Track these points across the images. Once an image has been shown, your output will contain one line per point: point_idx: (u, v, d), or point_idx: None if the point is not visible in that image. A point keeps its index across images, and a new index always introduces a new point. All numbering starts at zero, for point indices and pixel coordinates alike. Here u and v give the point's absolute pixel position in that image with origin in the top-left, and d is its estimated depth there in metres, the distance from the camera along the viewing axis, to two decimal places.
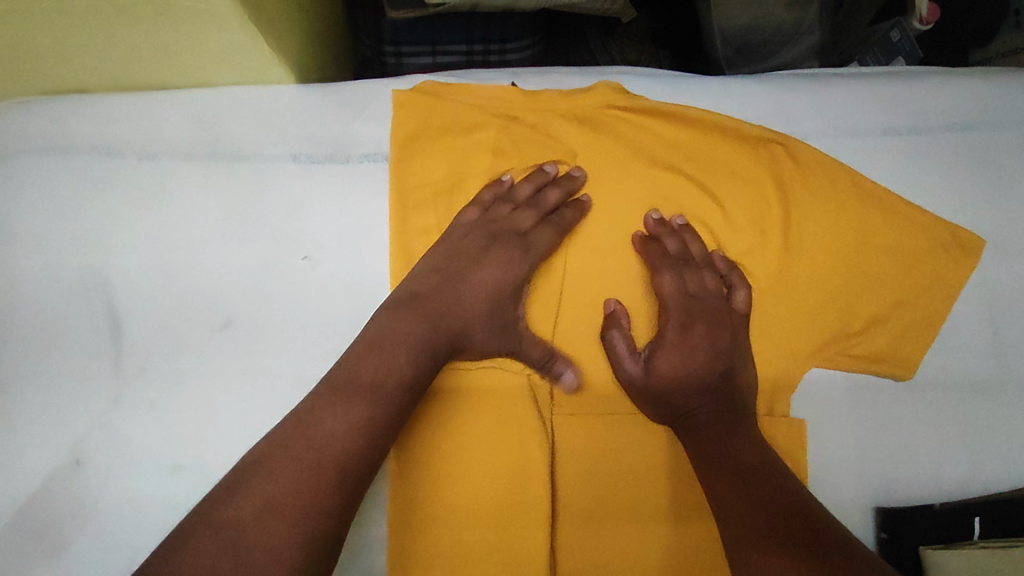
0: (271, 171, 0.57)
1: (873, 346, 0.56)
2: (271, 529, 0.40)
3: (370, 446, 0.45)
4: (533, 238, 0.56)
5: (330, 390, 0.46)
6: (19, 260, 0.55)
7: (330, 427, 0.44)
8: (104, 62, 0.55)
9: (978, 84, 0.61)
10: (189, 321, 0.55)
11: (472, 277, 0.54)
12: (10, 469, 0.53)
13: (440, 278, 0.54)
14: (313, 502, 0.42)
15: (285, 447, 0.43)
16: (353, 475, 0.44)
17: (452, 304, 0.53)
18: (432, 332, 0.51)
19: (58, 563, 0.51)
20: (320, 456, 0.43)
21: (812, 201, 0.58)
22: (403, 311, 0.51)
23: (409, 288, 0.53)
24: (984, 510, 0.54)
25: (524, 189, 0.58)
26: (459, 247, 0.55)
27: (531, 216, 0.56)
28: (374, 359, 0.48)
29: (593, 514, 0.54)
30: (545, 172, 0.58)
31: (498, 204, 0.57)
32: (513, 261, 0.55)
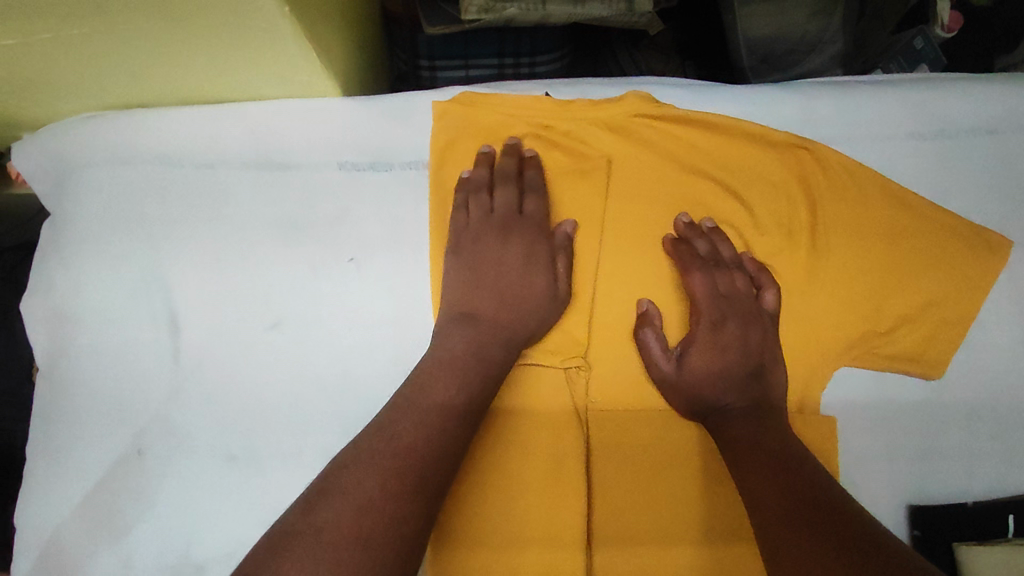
0: (317, 178, 0.60)
1: (901, 346, 0.57)
2: (375, 517, 0.42)
3: (453, 454, 0.48)
4: (529, 211, 0.60)
5: (417, 387, 0.51)
6: (87, 265, 0.59)
7: (412, 425, 0.48)
8: (166, 78, 0.58)
9: (1003, 88, 0.62)
10: (243, 321, 0.58)
11: (519, 290, 0.58)
12: (79, 459, 0.56)
13: (484, 291, 0.58)
14: (415, 480, 0.45)
15: (384, 437, 0.47)
16: (438, 472, 0.47)
17: (507, 317, 0.57)
18: (497, 337, 0.55)
19: (121, 549, 0.55)
20: (416, 442, 0.47)
21: (838, 204, 0.59)
22: (466, 328, 0.55)
23: (457, 309, 0.56)
24: (1015, 508, 0.54)
25: (480, 173, 0.61)
26: (479, 255, 0.59)
27: (512, 192, 0.60)
28: (445, 372, 0.52)
29: (628, 508, 0.55)
30: (485, 152, 0.61)
31: (475, 195, 0.60)
32: (531, 240, 0.59)
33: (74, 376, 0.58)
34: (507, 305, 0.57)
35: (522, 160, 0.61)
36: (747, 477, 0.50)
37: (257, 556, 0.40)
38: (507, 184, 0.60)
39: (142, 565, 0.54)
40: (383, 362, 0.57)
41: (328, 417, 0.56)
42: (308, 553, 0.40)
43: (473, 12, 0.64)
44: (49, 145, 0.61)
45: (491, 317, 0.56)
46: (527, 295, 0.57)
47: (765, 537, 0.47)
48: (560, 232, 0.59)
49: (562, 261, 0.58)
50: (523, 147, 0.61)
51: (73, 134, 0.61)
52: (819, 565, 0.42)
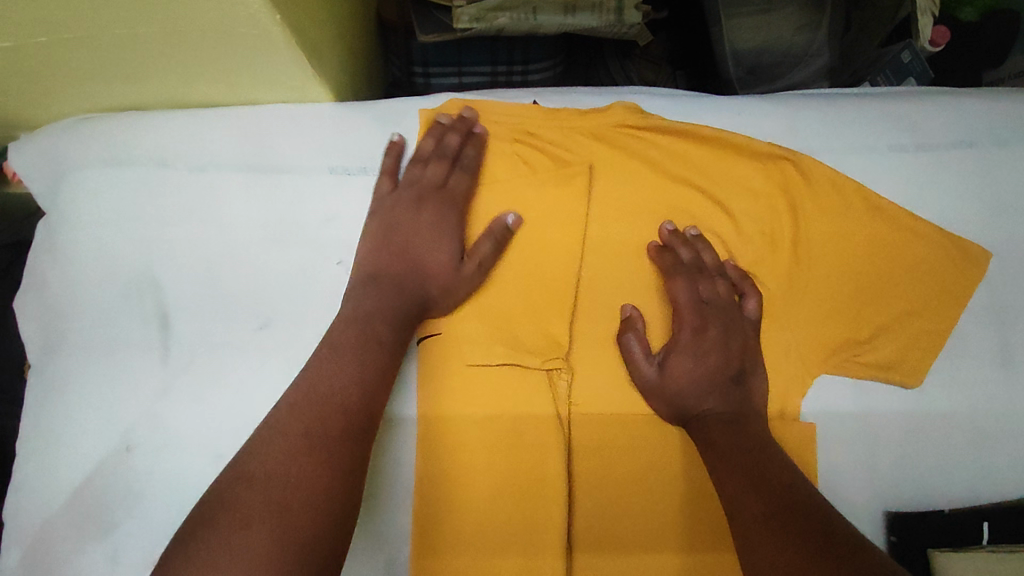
0: (307, 181, 0.61)
1: (880, 354, 0.58)
2: (300, 465, 0.45)
3: (369, 401, 0.50)
4: (453, 184, 0.60)
5: (323, 355, 0.51)
6: (79, 264, 0.60)
7: (331, 374, 0.50)
8: (163, 83, 0.60)
9: (983, 104, 0.64)
10: (231, 320, 0.59)
11: (421, 254, 0.59)
12: (67, 455, 0.57)
13: (387, 257, 0.58)
14: (327, 441, 0.46)
15: (288, 411, 0.48)
16: (357, 412, 0.49)
17: (405, 279, 0.57)
18: (398, 301, 0.56)
19: (108, 545, 0.55)
20: (321, 411, 0.48)
21: (819, 214, 0.60)
22: (372, 290, 0.56)
23: (366, 268, 0.58)
24: (992, 515, 0.56)
25: (427, 143, 0.61)
26: (392, 220, 0.59)
27: (442, 167, 0.60)
28: (355, 327, 0.53)
29: (609, 511, 0.56)
30: (441, 122, 0.61)
31: (411, 166, 0.61)
32: (443, 211, 0.60)
33: (63, 373, 0.59)
34: (405, 279, 0.57)
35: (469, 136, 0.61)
36: (726, 482, 0.51)
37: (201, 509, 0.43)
38: (440, 158, 0.60)
39: (128, 560, 0.55)
40: None
41: None
42: (244, 502, 0.43)
43: (465, 21, 0.65)
44: (46, 145, 0.63)
45: (393, 286, 0.57)
46: (425, 270, 0.58)
47: (740, 538, 0.48)
48: (499, 222, 0.59)
49: (486, 244, 0.58)
50: (475, 123, 0.62)
51: (69, 136, 0.62)
52: (795, 570, 0.43)
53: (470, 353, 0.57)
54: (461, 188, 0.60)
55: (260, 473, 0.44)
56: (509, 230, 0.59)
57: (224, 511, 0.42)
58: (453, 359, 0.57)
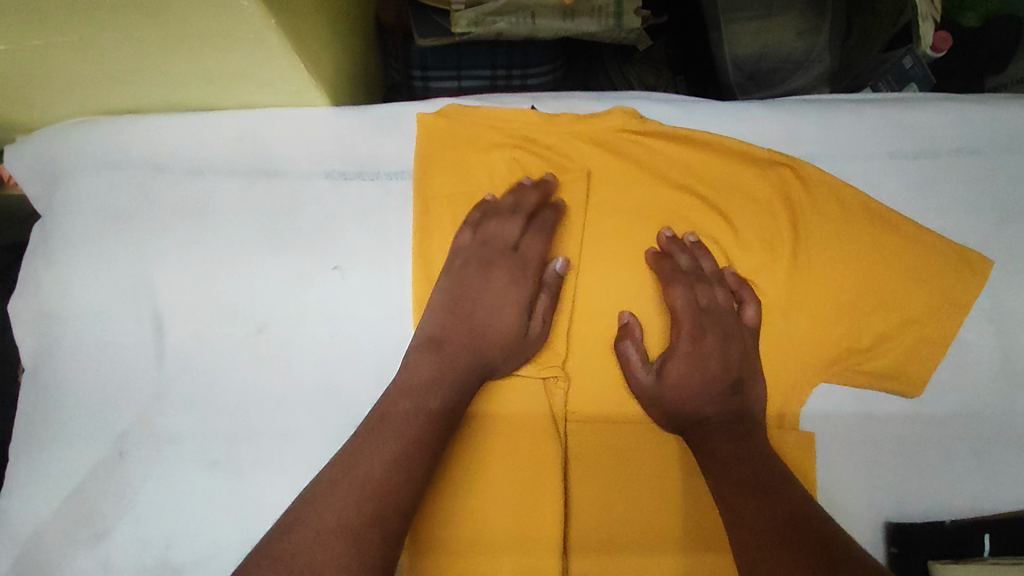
0: (303, 186, 0.61)
1: (880, 362, 0.58)
2: (332, 546, 0.43)
3: (411, 481, 0.48)
4: (523, 248, 0.60)
5: (369, 429, 0.49)
6: (73, 268, 0.60)
7: (376, 451, 0.48)
8: (159, 86, 0.59)
9: (987, 109, 0.63)
10: (226, 326, 0.59)
11: (487, 320, 0.57)
12: (60, 459, 0.57)
13: (455, 320, 0.57)
14: (361, 524, 0.44)
15: (330, 489, 0.46)
16: (399, 496, 0.47)
17: (470, 345, 0.56)
18: (459, 374, 0.54)
19: (100, 551, 0.55)
20: (362, 491, 0.46)
21: (820, 223, 0.60)
22: (430, 357, 0.54)
23: (429, 330, 0.56)
24: (994, 527, 0.55)
25: (507, 200, 0.60)
26: (462, 282, 0.59)
27: (517, 227, 0.59)
28: (410, 398, 0.51)
29: (605, 520, 0.56)
30: (523, 185, 0.60)
31: (489, 219, 0.60)
32: (516, 276, 0.59)
33: (55, 378, 0.59)
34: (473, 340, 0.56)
35: (544, 187, 0.60)
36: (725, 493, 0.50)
37: None
38: (519, 217, 0.59)
39: (120, 567, 0.55)
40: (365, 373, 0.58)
41: (308, 420, 0.57)
42: None
43: (463, 25, 0.65)
44: (41, 148, 0.62)
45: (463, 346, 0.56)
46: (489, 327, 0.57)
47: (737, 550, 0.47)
48: (550, 271, 0.59)
49: (543, 298, 0.58)
50: (555, 189, 0.61)
51: (64, 138, 0.62)
52: None
53: None
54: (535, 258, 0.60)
55: (287, 553, 0.42)
56: (556, 279, 0.59)
57: None
58: None
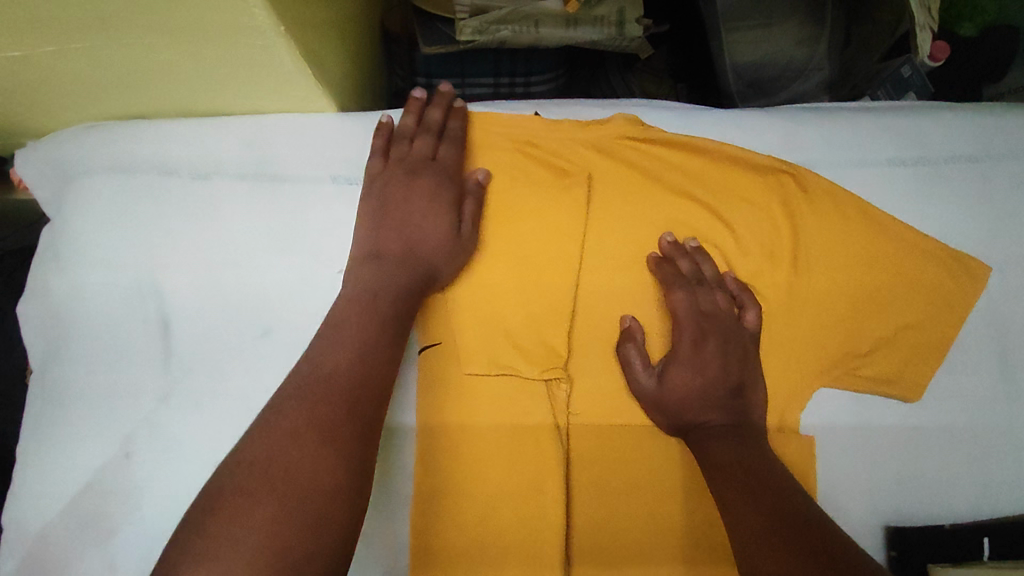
0: (309, 190, 0.61)
1: (879, 368, 0.59)
2: (302, 439, 0.44)
3: (371, 373, 0.49)
4: (442, 157, 0.60)
5: (325, 333, 0.51)
6: (83, 271, 0.61)
7: (337, 350, 0.50)
8: (169, 92, 0.60)
9: (984, 118, 0.64)
10: (231, 326, 0.59)
11: (419, 229, 0.58)
12: (68, 459, 0.58)
13: (387, 234, 0.58)
14: (328, 415, 0.46)
15: (296, 392, 0.47)
16: (360, 387, 0.48)
17: (406, 252, 0.57)
18: (398, 276, 0.55)
19: (106, 551, 0.56)
20: (327, 384, 0.47)
21: (820, 229, 0.60)
22: (371, 268, 0.56)
23: (363, 248, 0.57)
24: (993, 531, 0.56)
25: (409, 121, 0.62)
26: (386, 196, 0.59)
27: (429, 141, 0.61)
28: (361, 299, 0.54)
29: (608, 521, 0.56)
30: (418, 99, 0.63)
31: (396, 144, 0.61)
32: (440, 180, 0.59)
33: (64, 380, 0.59)
34: (406, 247, 0.57)
35: (445, 105, 0.63)
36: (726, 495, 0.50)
37: (207, 489, 0.42)
38: (428, 134, 0.61)
39: (126, 566, 0.56)
40: None
41: None
42: (248, 477, 0.42)
43: (468, 33, 0.66)
44: (53, 154, 0.63)
45: (395, 252, 0.57)
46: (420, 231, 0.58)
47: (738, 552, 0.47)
48: (471, 179, 0.60)
49: (471, 203, 0.59)
50: (452, 99, 0.63)
51: (76, 144, 0.63)
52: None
53: (468, 360, 0.58)
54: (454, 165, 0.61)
55: (260, 458, 0.43)
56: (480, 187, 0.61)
57: (224, 496, 0.41)
58: (451, 369, 0.58)
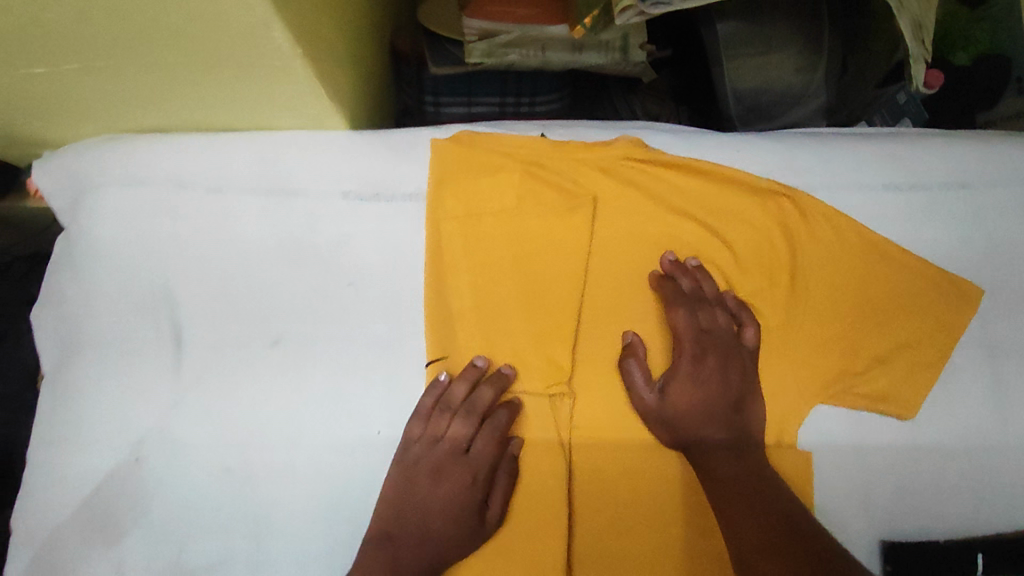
0: (320, 205, 0.63)
1: (874, 386, 0.60)
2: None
3: (433, 552, 0.55)
4: (476, 451, 0.58)
5: (394, 499, 0.56)
6: (96, 278, 0.63)
7: (412, 532, 0.55)
8: (186, 108, 0.62)
9: (976, 146, 0.66)
10: (242, 337, 0.61)
11: (436, 531, 0.56)
12: (80, 462, 0.59)
13: (405, 518, 0.56)
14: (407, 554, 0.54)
15: (382, 542, 0.54)
16: (435, 538, 0.55)
17: (419, 551, 0.55)
18: (412, 551, 0.54)
19: (116, 552, 0.58)
20: (413, 536, 0.55)
21: (817, 250, 0.62)
22: (382, 553, 0.53)
23: (382, 520, 0.55)
24: (986, 547, 0.56)
25: (459, 389, 0.59)
26: (410, 479, 0.57)
27: (468, 425, 0.58)
28: (415, 511, 0.56)
29: (608, 533, 0.57)
30: (476, 368, 0.59)
31: (440, 411, 0.58)
32: (464, 487, 0.57)
33: (75, 385, 0.61)
34: (440, 444, 0.58)
35: (500, 382, 0.59)
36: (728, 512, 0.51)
37: None
38: (469, 417, 0.58)
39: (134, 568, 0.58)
40: (375, 384, 0.60)
41: (320, 430, 0.59)
42: None
43: (476, 55, 0.69)
44: (70, 164, 0.65)
45: (432, 463, 0.58)
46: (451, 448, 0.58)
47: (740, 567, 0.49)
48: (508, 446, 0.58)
49: (496, 505, 0.57)
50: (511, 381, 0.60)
51: (93, 155, 0.65)
52: None
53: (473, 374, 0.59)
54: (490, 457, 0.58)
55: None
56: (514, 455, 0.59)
57: None
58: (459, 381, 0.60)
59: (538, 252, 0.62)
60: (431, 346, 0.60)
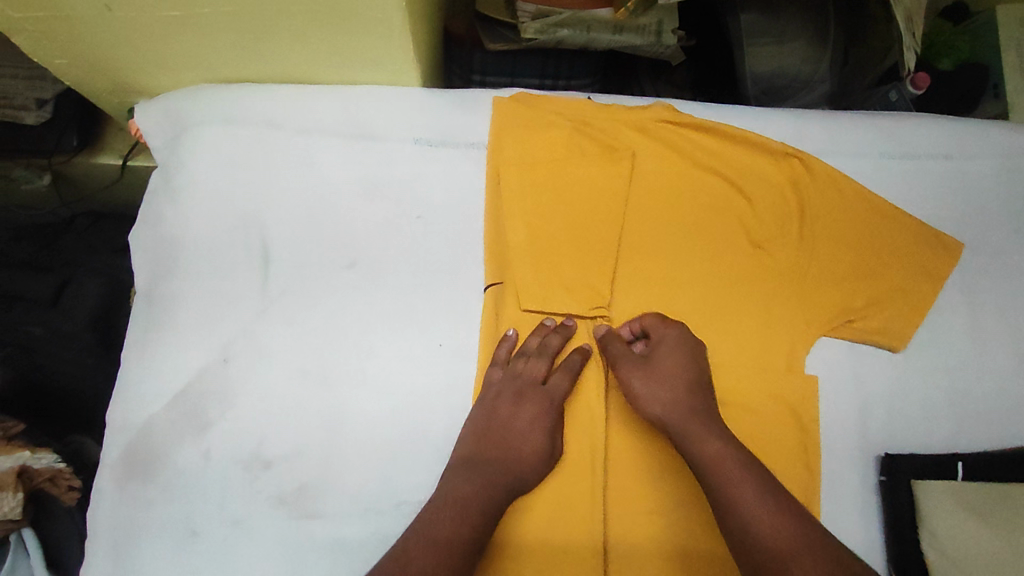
0: (395, 148, 0.72)
1: (871, 322, 0.69)
2: (457, 513, 0.58)
3: (513, 478, 0.62)
4: (552, 385, 0.67)
5: (474, 434, 0.65)
6: (191, 204, 0.70)
7: (481, 467, 0.62)
8: (281, 59, 0.71)
9: (959, 124, 0.76)
10: (321, 259, 0.69)
11: (517, 450, 0.64)
12: (173, 361, 0.67)
13: (487, 443, 0.64)
14: (473, 494, 0.60)
15: (453, 483, 0.61)
16: (500, 475, 0.62)
17: (500, 467, 0.63)
18: (494, 479, 0.62)
19: (204, 441, 0.65)
20: (474, 484, 0.61)
21: (824, 205, 0.72)
22: (466, 473, 0.62)
23: (464, 450, 0.64)
24: (965, 458, 0.65)
25: (533, 340, 0.68)
26: (493, 411, 0.66)
27: (543, 365, 0.67)
28: (490, 439, 0.65)
29: (642, 435, 0.67)
30: (547, 325, 0.69)
31: (518, 356, 0.68)
32: (542, 410, 0.66)
33: (170, 295, 0.68)
34: (520, 378, 0.67)
35: (566, 331, 0.69)
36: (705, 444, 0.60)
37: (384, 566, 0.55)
38: (544, 359, 0.67)
39: (219, 455, 0.65)
40: (439, 304, 0.69)
41: (389, 342, 0.67)
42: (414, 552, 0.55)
43: (530, 33, 0.79)
44: (171, 106, 0.73)
45: (513, 392, 0.66)
46: (529, 380, 0.66)
47: (720, 510, 0.56)
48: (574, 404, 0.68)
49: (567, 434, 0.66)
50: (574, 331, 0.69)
51: (192, 98, 0.73)
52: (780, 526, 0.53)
53: (527, 296, 0.68)
54: (562, 395, 0.67)
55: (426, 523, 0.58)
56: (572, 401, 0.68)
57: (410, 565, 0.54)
58: (514, 304, 0.69)
59: (583, 196, 0.71)
60: (490, 271, 0.69)
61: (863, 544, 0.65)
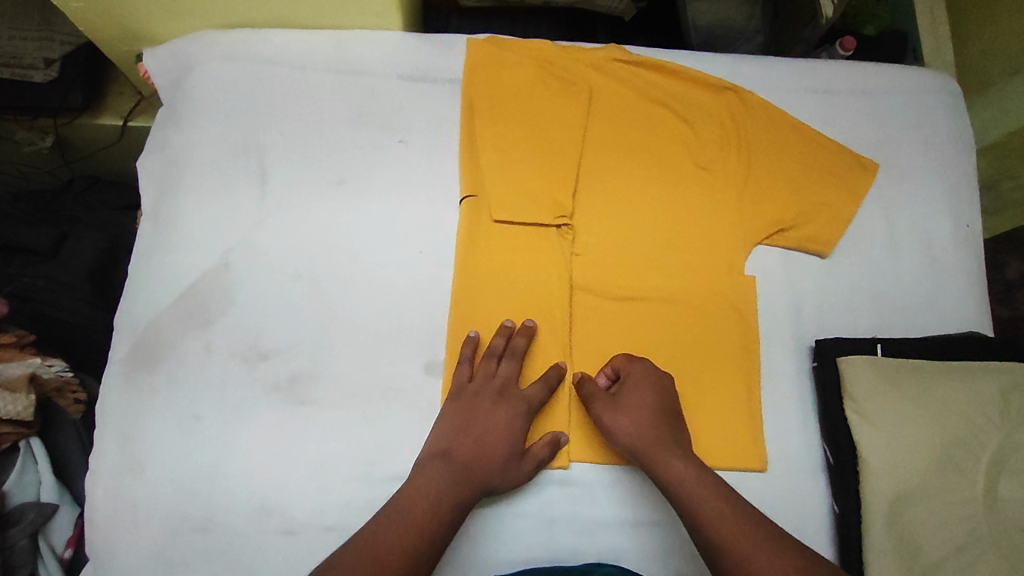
0: (379, 83, 0.81)
1: (802, 231, 0.78)
2: (426, 518, 0.62)
3: (483, 477, 0.66)
4: (527, 391, 0.71)
5: (449, 433, 0.68)
6: (195, 130, 0.78)
7: (450, 465, 0.66)
8: (278, 5, 0.80)
9: (874, 67, 0.87)
10: (313, 176, 0.77)
11: (488, 451, 0.67)
12: (178, 265, 0.74)
13: (461, 438, 0.68)
14: (444, 496, 0.63)
15: (421, 483, 0.64)
16: (471, 476, 0.66)
17: (474, 465, 0.66)
18: (465, 476, 0.65)
19: (206, 333, 0.72)
20: (443, 490, 0.64)
21: (759, 132, 0.82)
22: (440, 466, 0.65)
23: (439, 444, 0.67)
24: (882, 340, 0.75)
25: (498, 341, 0.72)
26: (465, 410, 0.69)
27: (513, 365, 0.72)
28: (462, 438, 0.68)
29: (601, 325, 0.75)
30: (509, 326, 0.72)
31: (485, 358, 0.72)
32: (517, 412, 0.70)
33: (174, 209, 0.76)
34: (496, 380, 0.71)
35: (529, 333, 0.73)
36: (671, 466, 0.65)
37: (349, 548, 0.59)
38: (514, 361, 0.72)
39: (220, 346, 0.72)
40: (420, 216, 0.77)
41: (375, 249, 0.75)
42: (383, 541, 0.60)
43: None
44: (176, 48, 0.81)
45: (492, 394, 0.70)
46: (508, 381, 0.71)
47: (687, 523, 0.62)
48: (552, 433, 0.71)
49: (540, 444, 0.69)
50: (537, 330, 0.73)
51: (196, 40, 0.81)
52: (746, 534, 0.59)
53: (497, 205, 0.76)
54: (535, 399, 0.71)
55: (394, 512, 0.62)
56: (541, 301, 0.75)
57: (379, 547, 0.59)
58: (485, 215, 0.77)
59: (547, 121, 0.80)
60: (465, 185, 0.78)
61: (798, 416, 0.75)
